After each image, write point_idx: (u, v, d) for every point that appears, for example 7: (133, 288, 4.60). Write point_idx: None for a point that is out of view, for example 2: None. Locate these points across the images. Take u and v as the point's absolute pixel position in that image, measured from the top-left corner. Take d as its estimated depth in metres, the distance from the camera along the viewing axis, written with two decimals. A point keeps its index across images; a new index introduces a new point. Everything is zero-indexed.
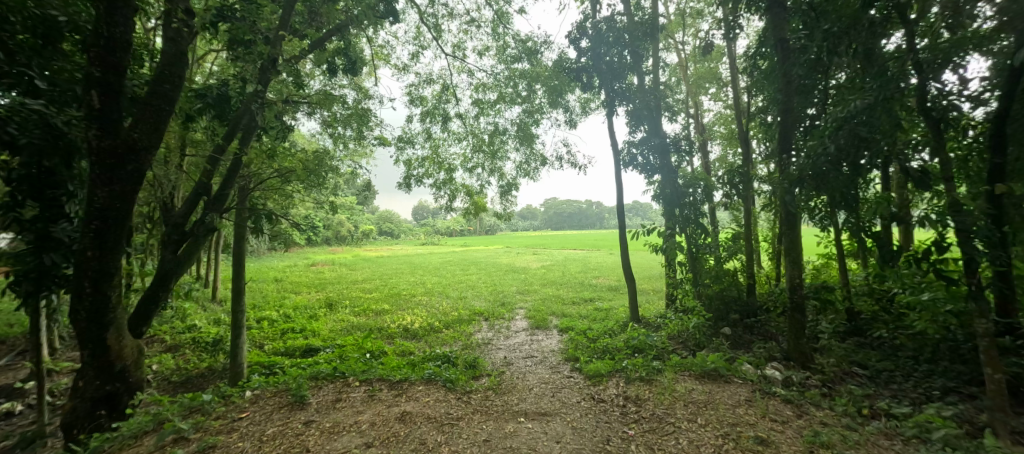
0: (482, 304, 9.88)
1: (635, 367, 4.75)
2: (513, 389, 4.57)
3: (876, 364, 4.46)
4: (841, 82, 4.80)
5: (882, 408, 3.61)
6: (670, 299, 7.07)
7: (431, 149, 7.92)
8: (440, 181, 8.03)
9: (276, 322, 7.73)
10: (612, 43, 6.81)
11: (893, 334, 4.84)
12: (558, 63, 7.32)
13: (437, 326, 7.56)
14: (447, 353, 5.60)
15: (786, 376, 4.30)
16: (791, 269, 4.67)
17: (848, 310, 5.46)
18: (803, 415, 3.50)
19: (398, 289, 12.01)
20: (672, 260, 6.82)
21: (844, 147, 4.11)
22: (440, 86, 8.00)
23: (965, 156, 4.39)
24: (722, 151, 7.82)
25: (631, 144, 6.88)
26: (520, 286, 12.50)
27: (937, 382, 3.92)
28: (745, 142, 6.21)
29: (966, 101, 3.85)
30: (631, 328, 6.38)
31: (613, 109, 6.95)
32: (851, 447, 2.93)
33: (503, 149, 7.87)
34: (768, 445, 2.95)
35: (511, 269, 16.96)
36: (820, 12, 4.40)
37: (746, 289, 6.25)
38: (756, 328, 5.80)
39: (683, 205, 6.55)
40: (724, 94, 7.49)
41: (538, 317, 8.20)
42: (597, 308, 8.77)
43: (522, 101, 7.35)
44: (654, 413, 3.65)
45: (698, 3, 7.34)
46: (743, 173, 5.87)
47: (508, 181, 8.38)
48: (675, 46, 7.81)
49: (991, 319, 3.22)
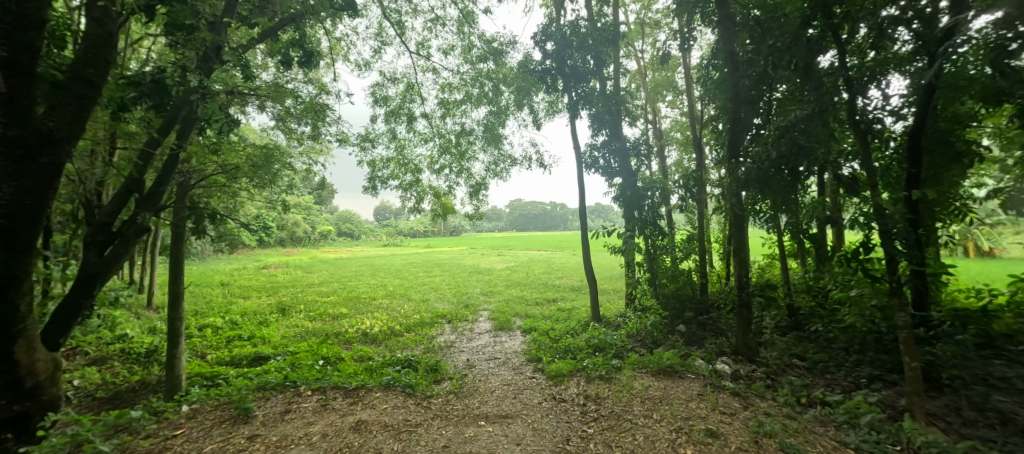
0: (446, 306, 9.72)
1: (595, 366, 4.84)
2: (475, 392, 4.52)
3: (812, 356, 4.81)
4: (784, 94, 5.13)
5: (818, 396, 3.89)
6: (629, 299, 7.28)
7: (395, 149, 7.69)
8: (406, 183, 7.82)
9: (222, 329, 7.19)
10: (576, 47, 6.93)
11: (827, 328, 5.24)
12: (522, 64, 7.36)
13: (398, 330, 7.34)
14: (408, 358, 5.45)
15: (735, 370, 4.54)
16: (739, 268, 4.94)
17: (790, 307, 5.87)
18: (749, 406, 3.71)
19: (358, 292, 11.56)
20: (631, 261, 7.03)
21: (785, 155, 4.42)
22: (405, 85, 7.80)
23: (887, 165, 4.84)
24: (679, 156, 8.18)
25: (593, 147, 7.03)
26: (484, 287, 12.43)
27: (865, 371, 4.29)
28: (699, 148, 6.51)
29: (888, 115, 4.25)
30: (592, 328, 6.48)
31: (577, 112, 7.07)
32: (791, 435, 3.13)
33: (471, 151, 7.80)
34: (717, 437, 3.09)
35: (475, 271, 16.86)
36: (766, 28, 4.73)
37: (699, 288, 6.57)
38: (708, 325, 6.08)
39: (642, 207, 6.77)
40: (680, 101, 7.84)
41: (501, 318, 8.18)
42: (560, 308, 8.89)
43: (488, 101, 7.32)
44: (612, 411, 3.73)
45: (656, 14, 7.63)
46: (697, 177, 6.16)
47: (477, 182, 8.28)
48: (634, 54, 8.08)
49: (909, 312, 3.56)
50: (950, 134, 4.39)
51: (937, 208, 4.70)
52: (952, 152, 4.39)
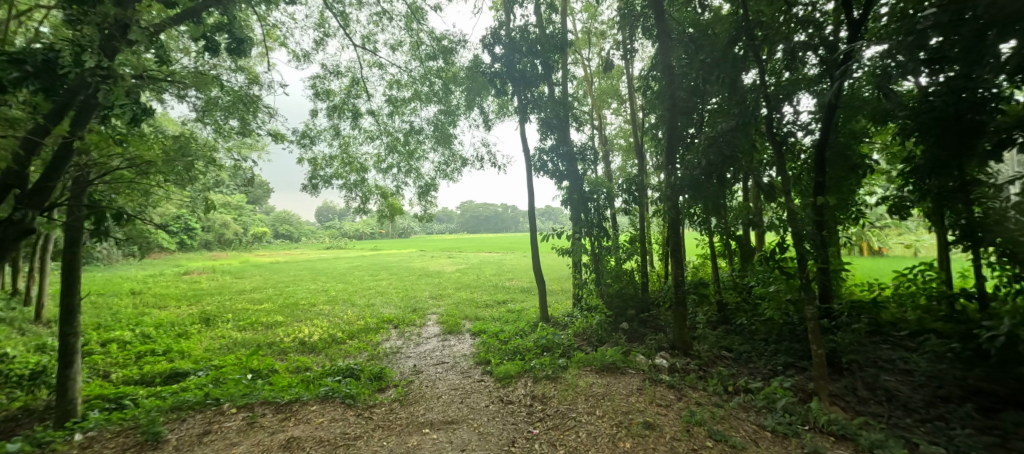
0: (392, 310, 9.38)
1: (542, 366, 4.91)
2: (420, 399, 4.39)
3: (737, 347, 5.24)
4: (715, 107, 5.55)
5: (742, 384, 4.26)
6: (577, 298, 7.49)
7: (339, 147, 7.30)
8: (350, 183, 7.45)
9: (131, 344, 6.36)
10: (525, 52, 6.93)
11: (750, 321, 5.73)
12: (472, 65, 7.28)
13: (340, 337, 6.96)
14: (349, 366, 5.17)
15: (671, 364, 4.83)
16: (675, 268, 5.27)
17: (719, 303, 6.36)
18: (682, 397, 3.96)
19: (296, 299, 10.80)
20: (578, 262, 7.24)
21: (714, 163, 4.81)
22: (349, 79, 7.43)
23: (798, 174, 5.43)
24: (622, 162, 8.57)
25: (542, 151, 7.15)
26: (434, 290, 12.17)
27: (781, 359, 4.77)
28: (640, 154, 6.86)
29: (799, 129, 4.75)
30: (540, 328, 6.58)
31: (526, 116, 7.13)
32: (718, 422, 3.38)
33: (421, 150, 7.66)
34: (654, 429, 3.26)
35: (424, 274, 16.47)
36: (698, 46, 5.13)
37: (641, 287, 6.88)
38: (648, 322, 6.41)
39: (588, 210, 7.02)
40: (624, 110, 8.23)
41: (450, 321, 8.04)
42: (510, 310, 8.92)
43: (437, 101, 7.23)
44: (557, 410, 3.80)
45: (601, 24, 7.95)
46: (639, 182, 6.48)
47: (427, 182, 8.09)
48: (582, 61, 8.34)
49: (815, 305, 4.00)
50: (846, 148, 5.02)
51: (837, 213, 5.34)
52: (850, 164, 5.03)
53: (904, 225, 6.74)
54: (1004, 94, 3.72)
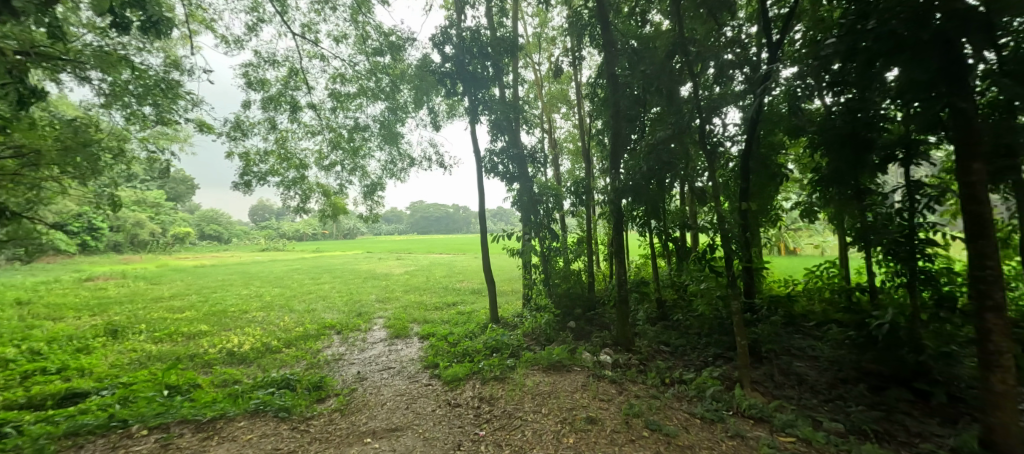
0: (335, 316, 8.89)
1: (490, 367, 4.92)
2: (363, 407, 4.22)
3: (674, 341, 5.61)
4: (655, 115, 5.88)
5: (678, 376, 4.56)
6: (527, 299, 7.59)
7: (275, 141, 6.80)
8: (288, 180, 6.96)
9: (13, 363, 5.45)
10: (475, 53, 6.87)
11: (685, 317, 6.15)
12: (421, 64, 7.11)
13: (275, 346, 6.49)
14: (285, 377, 4.83)
15: (614, 360, 5.05)
16: (619, 268, 5.50)
17: (659, 300, 6.75)
18: (623, 391, 4.16)
19: (224, 306, 9.87)
20: (528, 263, 7.33)
21: (653, 168, 5.11)
22: (286, 70, 6.96)
23: (727, 181, 5.92)
24: (571, 165, 8.83)
25: (492, 152, 7.17)
26: (380, 293, 11.73)
27: (712, 351, 5.17)
28: (587, 159, 7.11)
29: (728, 140, 5.19)
30: (490, 330, 6.57)
31: (476, 117, 7.09)
32: (654, 412, 3.60)
33: (366, 148, 7.39)
34: (595, 423, 3.39)
35: (371, 277, 15.81)
36: (640, 58, 5.44)
37: (587, 286, 7.12)
38: (594, 320, 6.65)
39: (538, 212, 7.15)
40: (573, 115, 8.48)
41: (397, 325, 7.79)
42: (460, 312, 8.82)
43: (385, 97, 7.12)
44: (504, 410, 3.82)
45: (551, 30, 8.13)
46: (586, 185, 6.70)
47: (373, 181, 7.79)
48: (532, 65, 8.48)
49: (740, 300, 4.38)
50: (766, 159, 5.57)
51: (759, 217, 5.91)
52: (769, 173, 5.57)
53: (812, 228, 7.63)
54: (884, 112, 4.36)
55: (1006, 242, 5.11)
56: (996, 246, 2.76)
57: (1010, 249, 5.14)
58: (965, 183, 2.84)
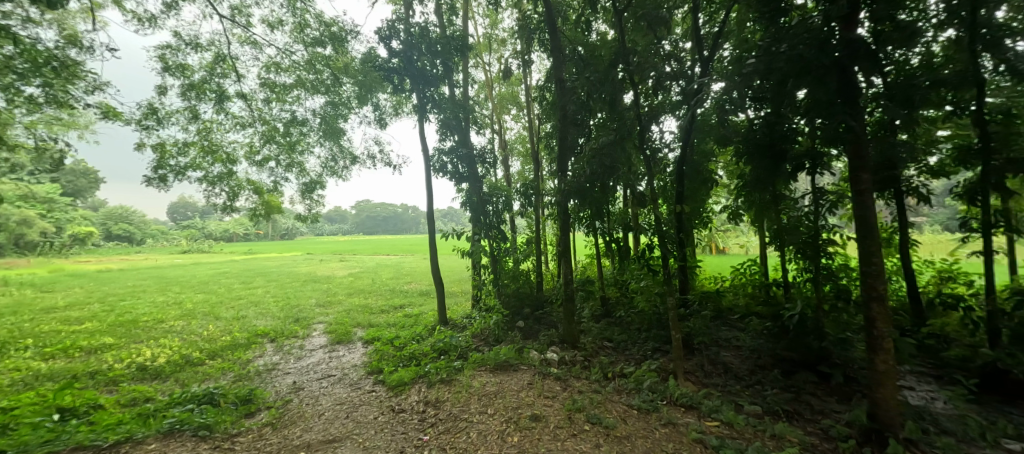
0: (268, 322, 8.25)
1: (437, 370, 4.84)
2: (298, 419, 3.97)
3: (616, 337, 5.88)
4: (600, 121, 6.12)
5: (619, 370, 4.78)
6: (476, 299, 7.57)
7: (198, 133, 6.21)
8: (214, 175, 6.36)
9: None
10: (424, 49, 6.69)
11: (627, 313, 6.46)
12: (366, 58, 6.85)
13: (196, 358, 5.89)
14: (208, 391, 4.39)
15: (560, 357, 5.19)
16: (564, 268, 5.65)
17: (603, 298, 7.04)
18: (567, 387, 4.28)
19: (134, 315, 8.76)
20: (477, 263, 7.31)
21: (598, 171, 5.32)
22: (212, 55, 6.37)
23: (664, 185, 6.30)
24: (521, 166, 8.93)
25: (441, 152, 7.07)
26: (321, 297, 11.07)
27: (650, 345, 5.48)
28: (536, 160, 7.23)
29: (665, 146, 5.53)
30: (438, 332, 6.47)
31: (425, 115, 6.94)
32: (596, 406, 3.74)
33: (305, 143, 7.00)
34: (540, 420, 3.46)
35: (311, 280, 14.87)
36: (586, 64, 5.66)
37: (536, 286, 7.24)
38: (542, 318, 6.78)
39: (487, 212, 7.16)
40: (522, 117, 8.58)
41: (339, 331, 7.41)
42: (407, 314, 8.59)
43: (325, 90, 6.83)
44: (450, 413, 3.77)
45: (502, 32, 8.18)
46: (535, 186, 6.82)
47: (312, 179, 7.35)
48: (482, 66, 8.48)
49: (675, 297, 4.69)
50: (698, 165, 6.02)
51: (693, 219, 6.37)
52: (701, 178, 6.03)
53: (738, 229, 8.36)
54: (796, 126, 4.89)
55: (889, 241, 5.95)
56: (879, 245, 3.20)
57: (891, 248, 5.99)
58: (856, 190, 3.27)
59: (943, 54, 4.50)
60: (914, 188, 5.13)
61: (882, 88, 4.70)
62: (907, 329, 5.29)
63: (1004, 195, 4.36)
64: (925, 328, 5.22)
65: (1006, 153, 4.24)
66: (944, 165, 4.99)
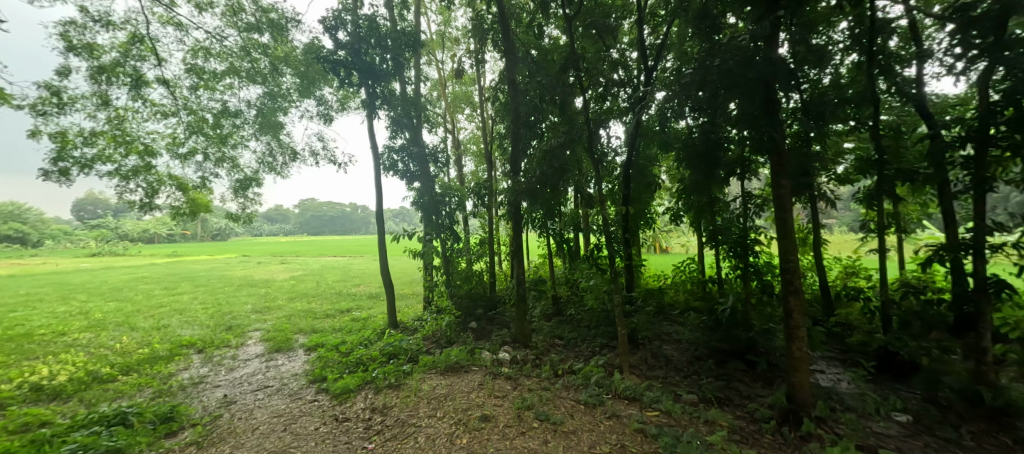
0: (196, 332, 7.53)
1: (384, 375, 4.69)
2: (228, 435, 3.66)
3: (566, 334, 6.04)
4: (552, 124, 6.25)
5: (568, 367, 4.91)
6: (427, 301, 7.42)
7: (110, 121, 5.56)
8: (129, 168, 5.70)
9: None
10: (373, 43, 6.46)
11: (577, 311, 6.65)
12: (308, 48, 6.49)
13: (106, 374, 5.23)
14: (120, 411, 3.92)
15: (512, 357, 5.23)
16: (516, 267, 5.71)
17: (554, 297, 7.20)
18: (517, 386, 4.33)
19: (26, 328, 7.60)
20: (429, 265, 7.18)
21: (548, 172, 5.44)
22: (126, 35, 5.74)
23: (612, 187, 6.56)
24: (474, 166, 8.90)
25: (391, 150, 6.86)
26: (258, 303, 10.29)
27: (598, 341, 5.70)
28: (489, 161, 7.23)
29: (612, 150, 5.77)
30: (387, 335, 6.28)
31: (374, 112, 6.70)
32: (544, 403, 3.81)
33: (238, 137, 6.59)
34: (489, 420, 3.47)
35: (247, 284, 13.77)
36: (538, 68, 5.76)
37: (489, 286, 7.25)
38: (495, 318, 6.80)
39: (439, 212, 7.05)
40: (476, 117, 8.55)
41: (278, 338, 6.95)
42: (354, 318, 8.23)
43: (262, 80, 6.47)
44: (397, 418, 3.67)
45: (455, 31, 8.10)
46: (488, 186, 6.81)
47: (247, 175, 6.84)
48: (435, 63, 8.34)
49: (621, 294, 4.90)
50: (643, 169, 6.35)
51: (638, 220, 6.69)
52: (645, 181, 6.37)
53: (679, 230, 8.93)
54: (728, 135, 5.30)
55: (804, 241, 6.64)
56: (795, 244, 3.56)
57: (807, 246, 6.69)
58: (776, 195, 3.61)
59: (847, 76, 5.11)
60: (825, 193, 5.76)
61: (799, 104, 5.23)
62: (819, 318, 5.94)
63: (894, 201, 5.02)
64: (833, 317, 5.88)
65: (896, 164, 4.89)
66: (849, 173, 5.65)
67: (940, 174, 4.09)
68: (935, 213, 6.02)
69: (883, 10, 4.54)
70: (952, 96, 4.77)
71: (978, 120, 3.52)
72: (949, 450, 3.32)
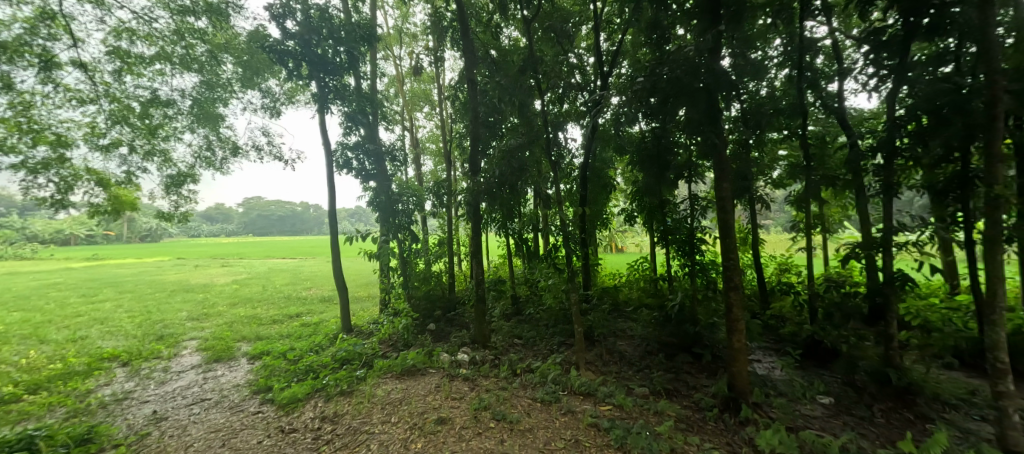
0: (120, 343, 6.83)
1: (336, 382, 4.50)
2: None
3: (525, 334, 6.11)
4: (511, 124, 6.29)
5: (526, 366, 4.97)
6: (384, 304, 7.21)
7: (13, 106, 4.88)
8: (37, 161, 5.07)
9: None
10: (325, 34, 6.15)
11: (536, 310, 6.75)
12: (252, 36, 6.11)
13: (6, 394, 4.60)
14: (24, 435, 3.47)
15: (470, 357, 5.21)
16: (475, 268, 5.68)
17: (513, 296, 7.26)
18: (474, 387, 4.31)
19: None
20: (385, 266, 6.98)
21: (507, 173, 5.48)
22: (32, 10, 5.10)
23: (570, 188, 6.71)
24: (433, 165, 8.77)
25: (344, 147, 6.59)
26: (195, 309, 9.50)
27: (556, 340, 5.81)
28: (448, 160, 7.15)
29: (569, 152, 5.90)
30: (340, 340, 6.03)
31: (325, 106, 6.41)
32: (502, 403, 3.83)
33: (170, 128, 6.14)
34: (445, 423, 3.43)
35: (183, 290, 12.67)
36: (497, 68, 5.79)
37: (448, 288, 7.17)
38: (454, 319, 6.74)
39: (397, 212, 6.87)
40: (435, 115, 8.43)
41: (218, 346, 6.46)
42: (304, 323, 7.83)
43: (199, 68, 6.07)
44: (349, 426, 3.54)
45: (413, 27, 7.93)
46: (447, 186, 6.75)
47: (181, 170, 6.34)
48: (392, 59, 8.12)
49: (577, 292, 5.03)
50: (599, 171, 6.56)
51: (594, 220, 6.90)
52: (601, 183, 6.58)
53: (633, 230, 9.31)
54: (677, 140, 5.59)
55: (744, 240, 7.16)
56: (735, 243, 3.81)
57: (746, 245, 7.21)
58: (718, 197, 3.85)
59: (781, 89, 5.56)
60: (763, 196, 6.23)
61: (740, 113, 5.62)
62: (757, 312, 6.42)
63: (820, 204, 5.54)
64: (769, 310, 6.39)
65: (821, 171, 5.39)
66: (782, 178, 6.15)
67: (856, 179, 4.56)
68: (853, 215, 6.71)
69: (811, 30, 4.99)
70: (866, 111, 5.34)
71: (887, 132, 3.96)
72: (863, 427, 3.72)
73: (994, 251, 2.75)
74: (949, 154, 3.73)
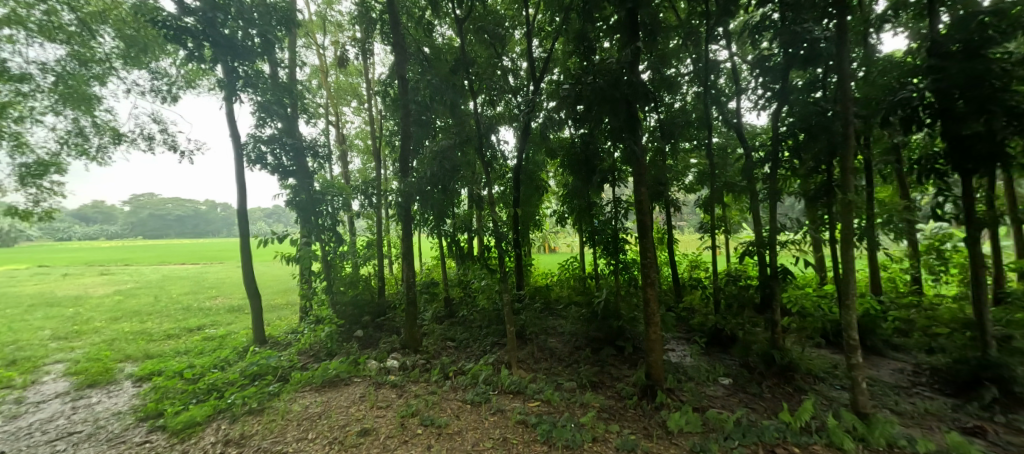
0: None
1: (244, 400, 4.09)
2: None
3: (458, 336, 6.06)
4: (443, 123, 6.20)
5: (458, 368, 4.93)
6: (304, 312, 6.70)
7: None
8: None
9: None
10: (233, 14, 5.55)
11: (469, 312, 6.73)
12: (139, 8, 5.34)
13: None
14: None
15: (400, 363, 5.06)
16: (405, 270, 5.49)
17: (447, 299, 7.16)
18: (402, 393, 4.18)
19: None
20: (306, 270, 6.48)
21: (438, 173, 5.39)
22: None
23: (504, 189, 6.79)
24: (361, 163, 8.33)
25: (257, 140, 6.00)
26: (62, 327, 7.99)
27: (488, 340, 5.85)
28: (377, 158, 6.84)
29: (502, 154, 5.97)
30: (252, 353, 5.49)
31: (233, 94, 5.78)
32: (431, 408, 3.77)
33: (24, 108, 5.12)
34: (369, 434, 3.28)
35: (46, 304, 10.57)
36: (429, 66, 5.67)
37: (377, 292, 6.86)
38: (383, 325, 6.47)
39: (319, 213, 6.42)
40: (363, 110, 8.02)
41: (93, 369, 5.50)
42: (208, 337, 6.98)
43: (66, 39, 5.22)
44: (258, 448, 3.23)
45: (338, 15, 7.46)
46: (376, 186, 6.46)
47: (42, 159, 5.32)
48: (315, 47, 7.58)
49: (509, 293, 5.10)
50: (531, 174, 6.73)
51: (526, 221, 7.06)
52: (533, 185, 6.75)
53: (564, 231, 9.70)
54: (602, 147, 5.93)
55: (662, 240, 7.82)
56: (650, 242, 4.15)
57: (664, 244, 7.88)
58: (636, 200, 4.16)
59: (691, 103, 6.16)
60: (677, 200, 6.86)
61: (657, 124, 6.12)
62: (672, 305, 7.05)
63: (722, 207, 6.24)
64: (682, 303, 7.05)
65: (723, 178, 6.09)
66: (692, 184, 6.83)
67: (750, 187, 5.20)
68: (749, 217, 7.66)
69: (714, 52, 5.59)
70: (758, 127, 6.13)
71: (772, 146, 4.58)
72: (754, 402, 4.27)
73: (847, 248, 3.31)
74: (818, 167, 4.42)
